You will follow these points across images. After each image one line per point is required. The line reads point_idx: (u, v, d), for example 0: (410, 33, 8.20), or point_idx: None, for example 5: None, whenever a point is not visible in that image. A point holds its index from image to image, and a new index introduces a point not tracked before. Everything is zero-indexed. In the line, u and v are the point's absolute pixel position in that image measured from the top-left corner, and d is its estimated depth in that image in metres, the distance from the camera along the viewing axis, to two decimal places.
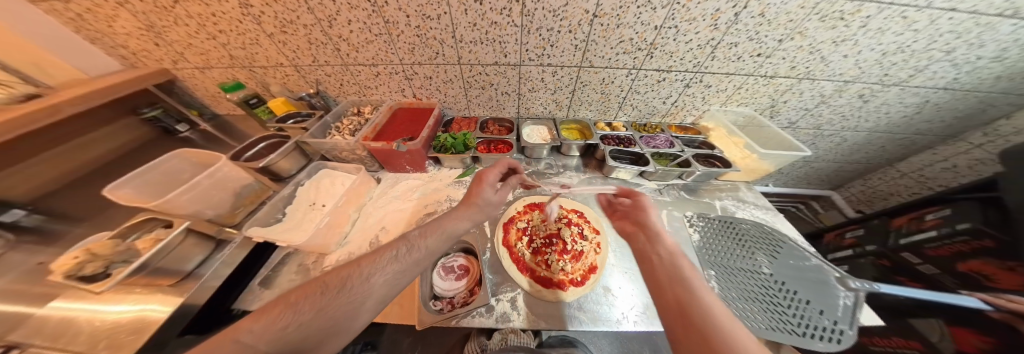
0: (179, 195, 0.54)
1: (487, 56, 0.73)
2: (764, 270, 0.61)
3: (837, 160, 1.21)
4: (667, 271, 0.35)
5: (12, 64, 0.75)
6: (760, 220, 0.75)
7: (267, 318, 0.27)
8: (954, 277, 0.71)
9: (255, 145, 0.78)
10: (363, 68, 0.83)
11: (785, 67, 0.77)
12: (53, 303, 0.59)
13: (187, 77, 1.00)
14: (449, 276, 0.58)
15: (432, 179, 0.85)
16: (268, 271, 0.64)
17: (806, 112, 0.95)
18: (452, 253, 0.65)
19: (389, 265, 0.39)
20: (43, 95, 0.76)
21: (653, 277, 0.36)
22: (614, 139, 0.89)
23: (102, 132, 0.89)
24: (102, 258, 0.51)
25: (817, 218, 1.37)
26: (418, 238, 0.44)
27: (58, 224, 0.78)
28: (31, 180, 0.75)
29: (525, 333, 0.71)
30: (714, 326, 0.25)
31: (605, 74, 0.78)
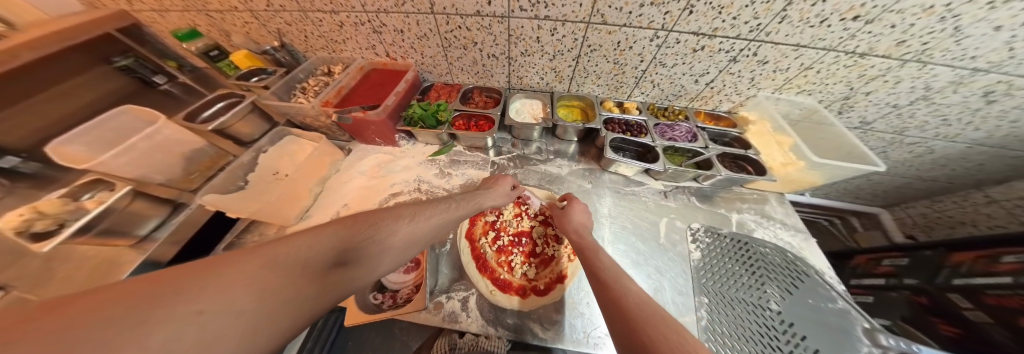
0: (112, 157, 0.49)
1: (466, 2, 0.56)
2: (771, 306, 0.51)
3: (906, 175, 0.97)
4: (611, 276, 0.37)
5: None
6: (784, 245, 0.62)
7: (291, 243, 0.24)
8: (1010, 332, 0.57)
9: (213, 103, 0.71)
10: (323, 15, 0.68)
11: (889, 41, 0.53)
12: None
13: (150, 21, 0.90)
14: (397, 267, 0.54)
15: (404, 155, 0.75)
16: (231, 237, 0.63)
17: (891, 110, 0.71)
18: None
19: (419, 220, 0.37)
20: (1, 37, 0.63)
21: (595, 280, 0.38)
22: (621, 125, 0.72)
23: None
24: (51, 216, 0.49)
25: (850, 236, 1.18)
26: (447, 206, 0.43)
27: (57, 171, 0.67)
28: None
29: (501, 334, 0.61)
30: (650, 322, 0.27)
31: (623, 35, 0.58)
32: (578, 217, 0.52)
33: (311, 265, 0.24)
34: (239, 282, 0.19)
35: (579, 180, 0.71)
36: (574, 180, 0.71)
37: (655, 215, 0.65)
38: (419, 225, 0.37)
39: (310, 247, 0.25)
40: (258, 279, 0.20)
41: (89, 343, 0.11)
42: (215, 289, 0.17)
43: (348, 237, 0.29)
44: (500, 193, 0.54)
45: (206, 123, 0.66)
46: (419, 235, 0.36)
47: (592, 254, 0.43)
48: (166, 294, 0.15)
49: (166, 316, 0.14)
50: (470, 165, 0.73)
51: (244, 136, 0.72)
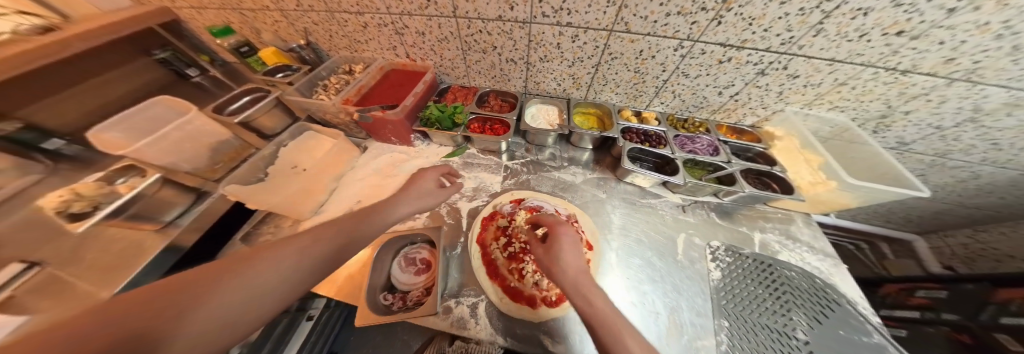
0: (146, 145, 0.52)
1: (489, 7, 0.56)
2: (798, 335, 0.47)
3: (946, 201, 0.90)
4: None
5: None
6: (811, 268, 0.58)
7: (243, 266, 0.26)
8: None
9: (240, 97, 0.73)
10: (348, 16, 0.70)
11: (936, 58, 0.50)
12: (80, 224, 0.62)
13: (189, 18, 0.96)
14: (408, 268, 0.53)
15: (418, 155, 0.75)
16: (249, 227, 0.65)
17: (932, 131, 0.66)
18: (417, 241, 0.58)
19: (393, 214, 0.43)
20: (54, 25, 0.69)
21: None
22: (639, 134, 0.70)
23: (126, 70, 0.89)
24: (87, 198, 0.51)
25: (879, 263, 1.10)
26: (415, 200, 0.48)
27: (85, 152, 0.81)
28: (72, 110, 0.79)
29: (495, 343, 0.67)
30: None
31: (646, 45, 0.57)
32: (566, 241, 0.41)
33: (272, 283, 0.28)
34: (247, 279, 0.26)
35: (593, 189, 0.69)
36: (588, 189, 0.69)
37: (671, 229, 0.63)
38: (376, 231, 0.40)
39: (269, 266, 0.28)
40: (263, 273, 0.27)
41: (147, 318, 0.18)
42: (196, 315, 0.21)
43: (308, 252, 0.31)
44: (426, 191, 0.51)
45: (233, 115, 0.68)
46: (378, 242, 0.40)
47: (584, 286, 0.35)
48: (193, 290, 0.22)
49: (193, 304, 0.21)
50: (483, 168, 0.72)
51: (267, 129, 0.74)
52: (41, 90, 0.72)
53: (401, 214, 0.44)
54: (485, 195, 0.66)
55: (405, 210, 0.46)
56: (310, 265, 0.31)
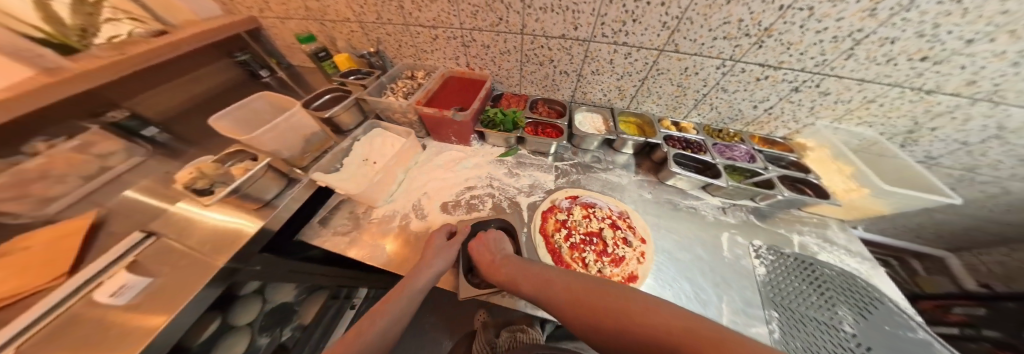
0: (263, 133, 0.60)
1: (555, 27, 0.66)
2: (845, 328, 0.51)
3: (978, 216, 0.92)
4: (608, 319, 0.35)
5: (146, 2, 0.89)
6: (851, 269, 0.62)
7: (375, 316, 0.45)
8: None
9: (323, 96, 0.84)
10: (423, 30, 0.81)
11: (959, 80, 0.56)
12: (180, 204, 0.69)
13: (271, 26, 1.09)
14: None
15: (475, 154, 0.84)
16: (328, 211, 0.74)
17: (959, 147, 0.71)
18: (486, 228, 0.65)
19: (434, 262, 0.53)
20: (164, 32, 0.88)
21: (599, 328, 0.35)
22: (680, 142, 0.78)
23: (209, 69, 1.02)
24: (208, 176, 0.60)
25: (912, 282, 1.07)
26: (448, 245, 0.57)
27: (179, 144, 0.93)
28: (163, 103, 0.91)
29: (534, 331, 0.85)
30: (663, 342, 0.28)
31: (691, 63, 0.66)
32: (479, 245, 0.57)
33: (393, 323, 0.45)
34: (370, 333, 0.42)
35: (637, 189, 0.76)
36: (632, 189, 0.76)
37: (714, 228, 0.68)
38: (433, 263, 0.52)
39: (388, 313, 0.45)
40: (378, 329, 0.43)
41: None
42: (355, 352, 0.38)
43: (403, 298, 0.48)
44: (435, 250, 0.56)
45: (320, 112, 0.78)
46: (438, 272, 0.52)
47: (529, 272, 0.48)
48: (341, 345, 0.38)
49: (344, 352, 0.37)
50: (535, 167, 0.80)
51: (343, 125, 0.84)
52: (147, 86, 0.85)
53: (445, 245, 0.57)
54: (540, 191, 0.73)
55: (442, 241, 0.58)
56: (394, 316, 0.46)
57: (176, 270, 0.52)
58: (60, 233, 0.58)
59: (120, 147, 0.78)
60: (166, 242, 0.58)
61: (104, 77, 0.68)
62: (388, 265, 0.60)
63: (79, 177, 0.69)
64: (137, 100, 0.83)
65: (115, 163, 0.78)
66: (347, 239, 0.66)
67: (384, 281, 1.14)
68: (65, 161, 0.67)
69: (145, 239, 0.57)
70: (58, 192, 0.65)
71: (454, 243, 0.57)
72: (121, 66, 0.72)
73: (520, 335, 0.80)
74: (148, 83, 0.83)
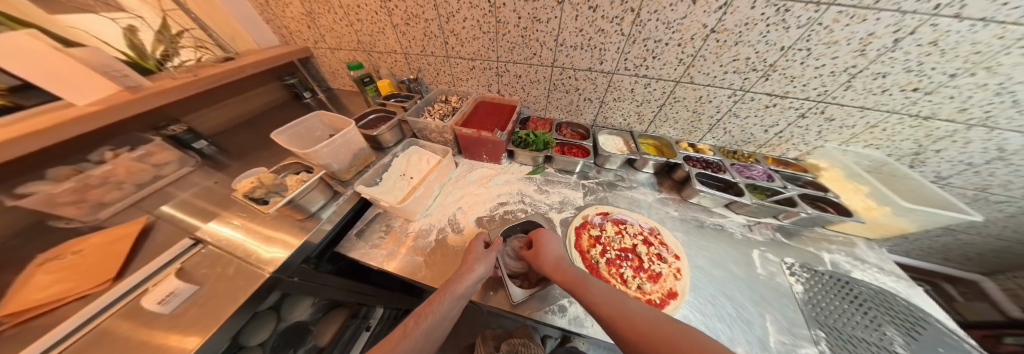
0: (322, 148, 0.67)
1: (582, 61, 0.77)
2: (898, 349, 0.50)
3: (1006, 238, 0.92)
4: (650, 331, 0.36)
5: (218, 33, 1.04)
6: (888, 287, 0.62)
7: (420, 317, 0.45)
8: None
9: (368, 116, 0.93)
10: (462, 61, 0.93)
11: (951, 108, 0.63)
12: (212, 223, 0.68)
13: (321, 55, 1.23)
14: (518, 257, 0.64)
15: (504, 172, 0.89)
16: (364, 223, 0.77)
17: (968, 168, 0.75)
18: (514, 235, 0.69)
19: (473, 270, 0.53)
20: (230, 58, 1.01)
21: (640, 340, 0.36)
22: (699, 162, 0.83)
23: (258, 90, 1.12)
24: (265, 186, 0.64)
25: (950, 307, 1.05)
26: (486, 253, 0.57)
27: (223, 157, 0.94)
28: (216, 118, 1.00)
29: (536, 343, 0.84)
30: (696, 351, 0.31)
31: (705, 92, 0.75)
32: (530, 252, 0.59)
33: (436, 327, 0.45)
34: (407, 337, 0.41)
35: (662, 207, 0.79)
36: (658, 206, 0.79)
37: (744, 245, 0.70)
38: (474, 269, 0.53)
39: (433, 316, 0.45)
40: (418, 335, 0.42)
41: None
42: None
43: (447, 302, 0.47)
44: (477, 257, 0.56)
45: (366, 130, 0.86)
46: (478, 279, 0.52)
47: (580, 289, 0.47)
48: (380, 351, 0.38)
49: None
50: (562, 184, 0.84)
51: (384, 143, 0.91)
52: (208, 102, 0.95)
53: (485, 252, 0.58)
54: (570, 208, 0.76)
55: (483, 249, 0.59)
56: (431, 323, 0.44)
57: (220, 280, 0.53)
58: (113, 237, 0.60)
59: (174, 157, 0.81)
60: (209, 250, 0.60)
61: (181, 93, 0.78)
62: (426, 277, 0.61)
63: (133, 185, 0.73)
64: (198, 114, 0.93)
65: (168, 171, 0.80)
66: (384, 251, 0.68)
67: (400, 301, 1.10)
68: (126, 169, 0.70)
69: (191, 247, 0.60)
70: (112, 198, 0.68)
71: (494, 250, 0.59)
72: (198, 84, 0.82)
73: (524, 347, 0.80)
74: (202, 102, 0.93)
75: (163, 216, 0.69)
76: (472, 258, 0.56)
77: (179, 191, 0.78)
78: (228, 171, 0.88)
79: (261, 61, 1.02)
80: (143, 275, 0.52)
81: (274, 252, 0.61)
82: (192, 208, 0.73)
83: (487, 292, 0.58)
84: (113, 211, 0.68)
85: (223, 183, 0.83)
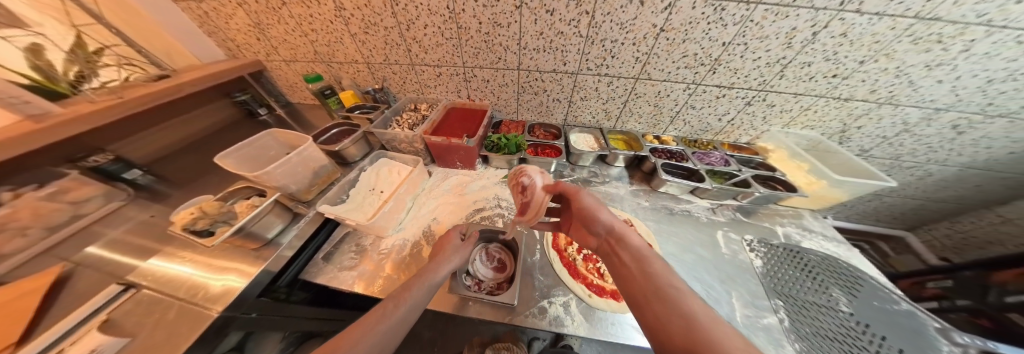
0: (274, 168, 0.61)
1: (546, 63, 0.78)
2: (842, 308, 0.56)
3: (918, 198, 1.07)
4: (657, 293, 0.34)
5: (150, 49, 0.94)
6: (832, 253, 0.69)
7: (399, 299, 0.40)
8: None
9: (330, 130, 0.88)
10: (428, 68, 0.91)
11: (865, 90, 0.73)
12: (152, 261, 0.60)
13: (275, 68, 1.14)
14: (486, 262, 0.63)
15: (480, 177, 0.88)
16: (330, 247, 0.71)
17: (882, 140, 0.87)
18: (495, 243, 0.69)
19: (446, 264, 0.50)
20: (167, 77, 0.91)
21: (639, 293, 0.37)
22: (664, 153, 0.88)
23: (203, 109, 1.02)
24: (210, 216, 0.58)
25: (885, 262, 1.21)
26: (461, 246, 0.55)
27: (163, 186, 0.83)
28: (158, 142, 0.88)
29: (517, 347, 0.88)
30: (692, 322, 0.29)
31: (662, 87, 0.80)
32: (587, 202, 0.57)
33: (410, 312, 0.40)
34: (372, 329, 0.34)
35: (635, 199, 0.82)
36: (631, 199, 0.82)
37: (709, 227, 0.74)
38: (448, 260, 0.51)
39: (411, 300, 0.41)
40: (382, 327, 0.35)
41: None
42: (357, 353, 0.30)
43: (427, 282, 0.45)
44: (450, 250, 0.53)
45: (327, 145, 0.81)
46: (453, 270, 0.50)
47: (638, 263, 0.41)
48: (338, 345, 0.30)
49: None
50: None
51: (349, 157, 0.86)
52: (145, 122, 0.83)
53: (461, 244, 0.56)
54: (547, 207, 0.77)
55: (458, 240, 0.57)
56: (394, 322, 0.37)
57: (160, 327, 0.46)
58: (13, 294, 0.50)
59: (98, 192, 0.70)
60: (146, 294, 0.52)
61: (103, 117, 0.68)
62: None
63: (42, 228, 0.61)
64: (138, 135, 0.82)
65: (91, 208, 0.69)
66: (356, 273, 0.63)
67: None
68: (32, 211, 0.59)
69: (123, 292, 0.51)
70: (12, 247, 0.57)
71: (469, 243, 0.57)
72: (127, 106, 0.73)
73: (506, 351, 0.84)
74: (137, 126, 0.80)
75: (83, 262, 0.59)
76: (444, 255, 0.52)
77: (107, 231, 0.68)
78: (170, 202, 0.78)
79: (201, 79, 0.92)
80: (48, 339, 0.41)
81: (232, 280, 0.56)
82: (123, 249, 0.63)
83: (467, 302, 0.55)
84: (15, 262, 0.57)
85: (163, 216, 0.74)
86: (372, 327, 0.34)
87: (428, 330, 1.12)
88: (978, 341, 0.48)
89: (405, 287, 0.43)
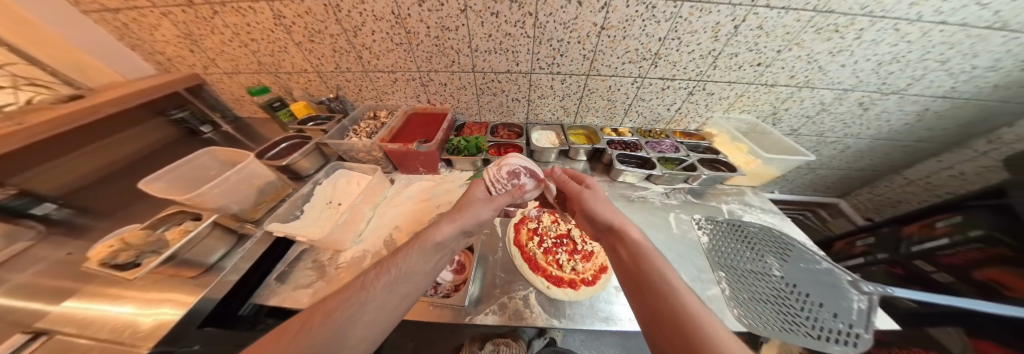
0: (211, 188, 0.56)
1: (500, 64, 0.79)
2: (773, 272, 0.60)
3: (843, 168, 1.22)
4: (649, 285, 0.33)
5: (58, 68, 0.81)
6: (768, 223, 0.77)
7: (381, 280, 0.38)
8: (974, 286, 0.73)
9: (279, 144, 0.84)
10: (382, 74, 0.89)
11: (785, 76, 0.82)
12: (66, 303, 0.53)
13: (216, 81, 1.04)
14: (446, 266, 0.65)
15: (445, 181, 0.89)
16: (283, 267, 0.66)
17: (807, 120, 0.98)
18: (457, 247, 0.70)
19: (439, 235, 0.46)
20: (83, 97, 0.81)
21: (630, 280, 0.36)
22: (620, 144, 0.93)
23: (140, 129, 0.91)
24: (134, 247, 0.51)
25: (824, 226, 1.38)
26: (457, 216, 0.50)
27: (85, 218, 0.74)
28: (81, 167, 0.77)
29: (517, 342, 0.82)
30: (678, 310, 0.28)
31: (612, 82, 0.84)
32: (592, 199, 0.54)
33: (402, 282, 0.39)
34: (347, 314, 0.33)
35: None
36: None
37: (663, 211, 0.81)
38: (455, 220, 0.48)
39: (404, 272, 0.41)
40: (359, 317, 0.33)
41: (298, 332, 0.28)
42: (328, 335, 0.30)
43: (424, 253, 0.43)
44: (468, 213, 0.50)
45: (274, 160, 0.76)
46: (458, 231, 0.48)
47: (635, 258, 0.38)
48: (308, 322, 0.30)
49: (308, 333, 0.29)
50: None
51: (302, 170, 0.82)
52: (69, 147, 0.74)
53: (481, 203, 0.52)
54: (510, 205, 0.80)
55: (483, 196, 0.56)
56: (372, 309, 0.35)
57: None
58: None
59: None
60: (61, 341, 0.46)
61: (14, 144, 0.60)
62: None
63: None
64: (56, 162, 0.71)
65: None
66: (312, 290, 0.60)
67: None
68: None
69: (29, 341, 0.45)
70: None
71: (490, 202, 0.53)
72: (34, 130, 0.63)
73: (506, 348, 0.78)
74: (56, 151, 0.70)
75: None
76: (453, 220, 0.48)
77: (7, 276, 0.58)
78: (93, 235, 0.70)
79: (119, 99, 0.81)
80: None
81: (165, 312, 0.51)
82: (28, 295, 0.55)
83: (429, 307, 0.54)
84: None
85: (85, 251, 0.66)
86: (349, 311, 0.33)
87: (411, 339, 1.08)
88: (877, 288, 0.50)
89: (392, 261, 0.41)
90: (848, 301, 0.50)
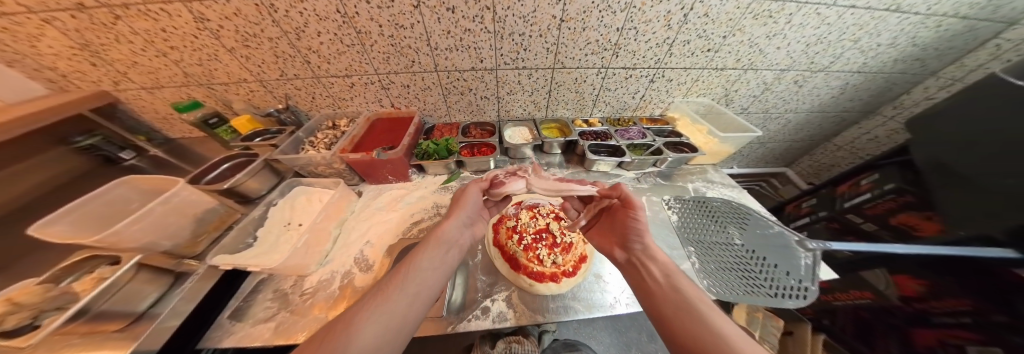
0: (129, 225, 0.47)
1: (463, 62, 0.77)
2: (735, 242, 0.65)
3: (786, 140, 1.36)
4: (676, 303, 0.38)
5: None
6: (728, 197, 0.83)
7: (400, 285, 0.40)
8: (891, 231, 0.86)
9: (219, 165, 0.74)
10: (336, 80, 0.82)
11: (731, 60, 0.88)
12: None
13: (132, 98, 0.89)
14: None
15: (418, 187, 0.86)
16: (239, 301, 0.59)
17: (755, 99, 1.08)
18: None
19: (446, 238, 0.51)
20: None
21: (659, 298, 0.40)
22: (592, 135, 0.95)
23: (33, 161, 0.75)
24: (28, 307, 0.41)
25: (777, 193, 1.55)
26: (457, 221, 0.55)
27: None
28: None
29: (528, 338, 0.76)
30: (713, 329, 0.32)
31: (578, 74, 0.85)
32: (630, 224, 0.54)
33: (421, 284, 0.42)
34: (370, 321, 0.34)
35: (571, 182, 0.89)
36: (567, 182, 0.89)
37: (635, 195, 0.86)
38: (451, 221, 0.54)
39: (415, 276, 0.43)
40: (384, 320, 0.35)
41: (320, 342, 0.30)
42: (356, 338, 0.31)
43: (426, 258, 0.46)
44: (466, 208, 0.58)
45: (214, 184, 0.67)
46: (454, 230, 0.53)
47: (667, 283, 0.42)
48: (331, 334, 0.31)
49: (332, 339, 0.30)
50: None
51: (252, 192, 0.74)
52: None
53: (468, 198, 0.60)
54: None
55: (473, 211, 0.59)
56: (395, 315, 0.36)
57: None
58: None
59: None
60: None
61: None
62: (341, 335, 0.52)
63: None
64: None
65: None
66: (274, 324, 0.54)
67: None
68: None
69: None
70: None
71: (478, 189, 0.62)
72: None
73: (519, 345, 0.70)
74: None
75: None
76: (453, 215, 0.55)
77: None
78: None
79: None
80: None
81: None
82: None
83: None
84: None
85: None
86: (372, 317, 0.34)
87: None
88: (819, 244, 0.54)
89: (401, 269, 0.43)
90: (798, 258, 0.56)
